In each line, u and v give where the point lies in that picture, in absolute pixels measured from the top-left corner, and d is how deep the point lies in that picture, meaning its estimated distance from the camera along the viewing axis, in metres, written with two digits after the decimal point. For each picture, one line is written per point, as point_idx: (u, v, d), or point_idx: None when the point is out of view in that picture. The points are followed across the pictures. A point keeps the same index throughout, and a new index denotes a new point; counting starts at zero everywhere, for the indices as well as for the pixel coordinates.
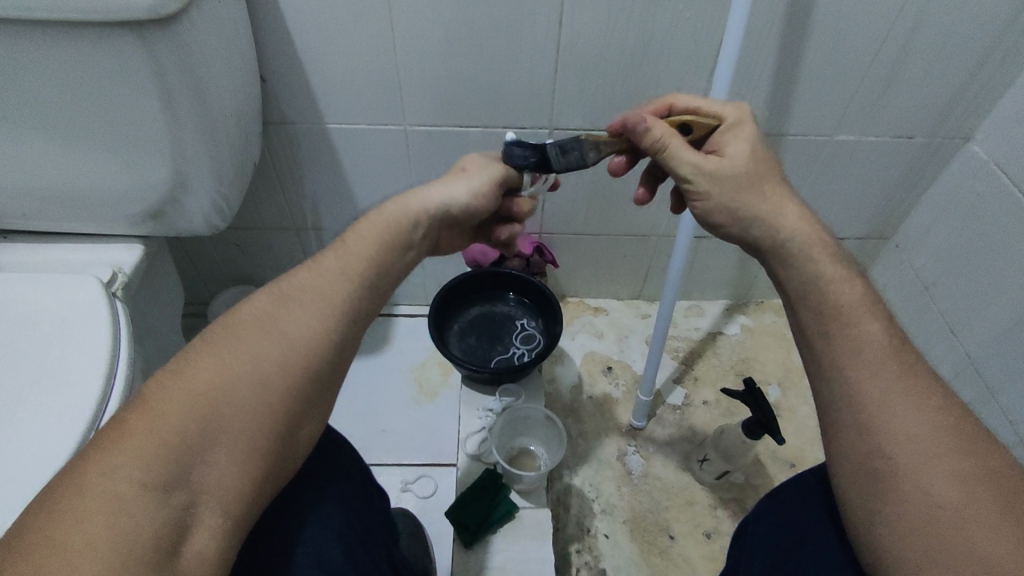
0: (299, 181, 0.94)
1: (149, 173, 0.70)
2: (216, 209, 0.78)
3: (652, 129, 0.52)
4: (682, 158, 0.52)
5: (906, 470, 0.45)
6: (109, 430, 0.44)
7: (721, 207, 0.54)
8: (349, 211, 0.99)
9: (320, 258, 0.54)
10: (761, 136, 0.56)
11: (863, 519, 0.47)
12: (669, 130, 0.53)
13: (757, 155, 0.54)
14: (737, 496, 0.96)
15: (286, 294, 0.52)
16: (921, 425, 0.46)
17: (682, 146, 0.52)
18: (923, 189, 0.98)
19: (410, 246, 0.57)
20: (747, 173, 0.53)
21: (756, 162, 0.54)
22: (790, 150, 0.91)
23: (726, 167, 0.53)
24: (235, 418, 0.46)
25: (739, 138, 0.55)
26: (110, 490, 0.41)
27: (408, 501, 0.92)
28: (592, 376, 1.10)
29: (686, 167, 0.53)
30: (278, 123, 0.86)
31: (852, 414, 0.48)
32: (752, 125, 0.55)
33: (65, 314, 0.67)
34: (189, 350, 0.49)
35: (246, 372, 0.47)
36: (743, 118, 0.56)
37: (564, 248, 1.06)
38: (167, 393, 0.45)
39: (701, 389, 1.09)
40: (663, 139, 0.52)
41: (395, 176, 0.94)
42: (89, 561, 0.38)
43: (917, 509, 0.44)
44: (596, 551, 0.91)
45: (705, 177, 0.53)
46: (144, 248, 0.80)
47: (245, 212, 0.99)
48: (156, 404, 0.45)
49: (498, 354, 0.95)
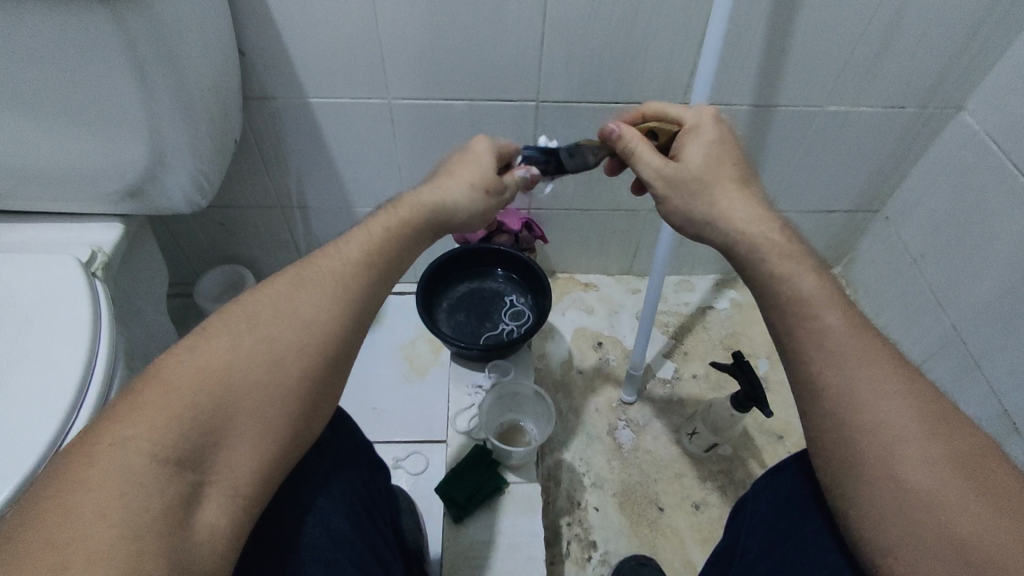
0: (284, 159, 0.92)
1: (128, 151, 0.68)
2: (196, 186, 0.77)
3: (622, 136, 0.58)
4: (647, 161, 0.57)
5: (877, 457, 0.46)
6: (120, 403, 0.43)
7: (676, 211, 0.57)
8: (333, 187, 0.98)
9: (344, 244, 0.53)
10: (721, 137, 0.56)
11: (852, 504, 0.47)
12: (637, 137, 0.58)
13: (714, 157, 0.55)
14: (724, 468, 0.98)
15: (307, 278, 0.51)
16: (895, 409, 0.46)
17: (649, 152, 0.57)
18: (913, 160, 0.98)
19: (413, 235, 0.56)
20: (698, 179, 0.55)
21: (710, 166, 0.55)
22: (778, 122, 0.90)
23: (684, 171, 0.55)
24: (248, 400, 0.45)
25: (696, 142, 0.56)
26: (121, 462, 0.40)
27: (400, 478, 0.93)
28: (582, 352, 1.10)
29: (649, 170, 0.56)
30: (260, 97, 0.84)
31: (829, 410, 0.48)
32: (711, 128, 0.56)
33: (42, 293, 0.66)
34: (207, 326, 0.48)
35: (261, 356, 0.47)
36: (703, 121, 0.57)
37: (552, 225, 1.06)
38: (184, 367, 0.45)
39: (691, 363, 1.10)
40: (631, 145, 0.57)
41: (380, 151, 0.92)
42: (99, 529, 0.37)
43: (890, 493, 0.45)
44: (586, 524, 0.92)
45: (663, 179, 0.56)
46: (125, 227, 0.78)
47: (228, 191, 0.97)
48: (175, 377, 0.44)
49: (488, 330, 0.94)
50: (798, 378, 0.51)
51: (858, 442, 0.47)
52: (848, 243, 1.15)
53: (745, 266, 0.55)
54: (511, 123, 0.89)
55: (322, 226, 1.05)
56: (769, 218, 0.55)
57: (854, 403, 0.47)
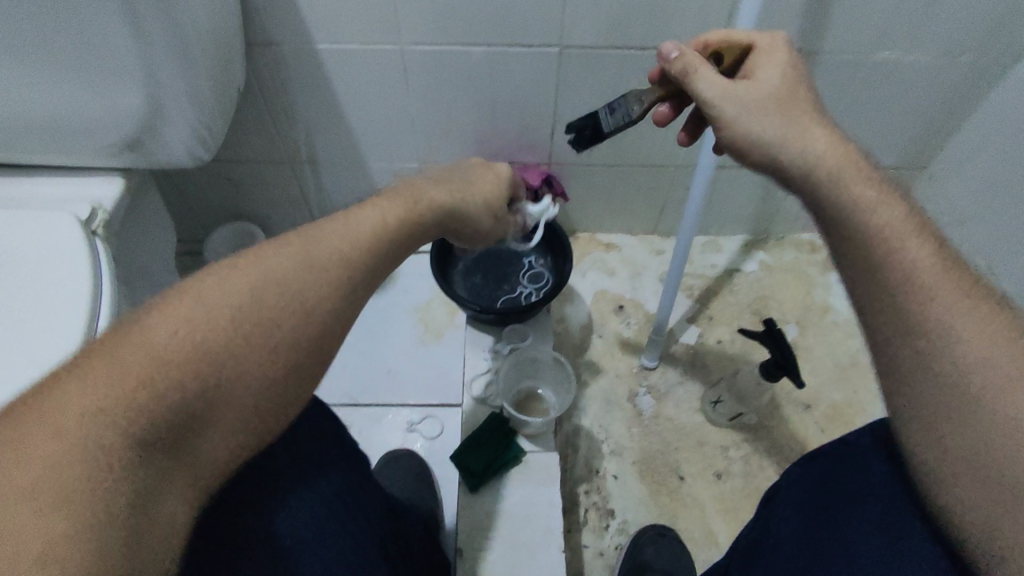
0: (291, 110, 0.87)
1: (122, 99, 0.64)
2: (198, 139, 0.72)
3: (682, 57, 0.51)
4: (710, 82, 0.50)
5: (982, 405, 0.42)
6: (91, 364, 0.38)
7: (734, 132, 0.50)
8: (344, 140, 0.93)
9: (359, 216, 0.48)
10: (795, 64, 0.52)
11: (934, 446, 0.43)
12: (699, 58, 0.51)
13: (789, 81, 0.51)
14: (749, 437, 0.95)
15: (316, 248, 0.45)
16: (1004, 351, 0.42)
17: (711, 74, 0.50)
18: (968, 112, 0.89)
19: (424, 226, 0.51)
20: (775, 96, 0.50)
21: (786, 88, 0.51)
22: (823, 71, 0.82)
23: (756, 90, 0.50)
24: (232, 383, 0.41)
25: (772, 63, 0.52)
26: (88, 441, 0.35)
27: (415, 442, 0.92)
28: (603, 315, 1.06)
29: (711, 91, 0.50)
30: (263, 43, 0.78)
31: (917, 362, 0.44)
32: (786, 53, 0.52)
33: (40, 251, 0.63)
34: (195, 282, 0.43)
35: (253, 334, 0.42)
36: (777, 45, 0.53)
37: (574, 181, 1.00)
38: (163, 329, 0.40)
39: (716, 328, 1.05)
40: (693, 66, 0.51)
41: (392, 101, 0.86)
42: (53, 519, 0.33)
43: (1003, 442, 0.41)
44: (604, 492, 0.90)
45: (732, 96, 0.50)
46: (125, 181, 0.74)
47: (234, 145, 0.93)
48: (154, 340, 0.39)
49: (505, 293, 0.90)
50: (876, 340, 0.47)
51: (945, 382, 0.43)
52: None
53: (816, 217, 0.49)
54: (531, 71, 0.83)
55: (333, 181, 1.00)
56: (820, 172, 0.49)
57: (953, 354, 0.43)
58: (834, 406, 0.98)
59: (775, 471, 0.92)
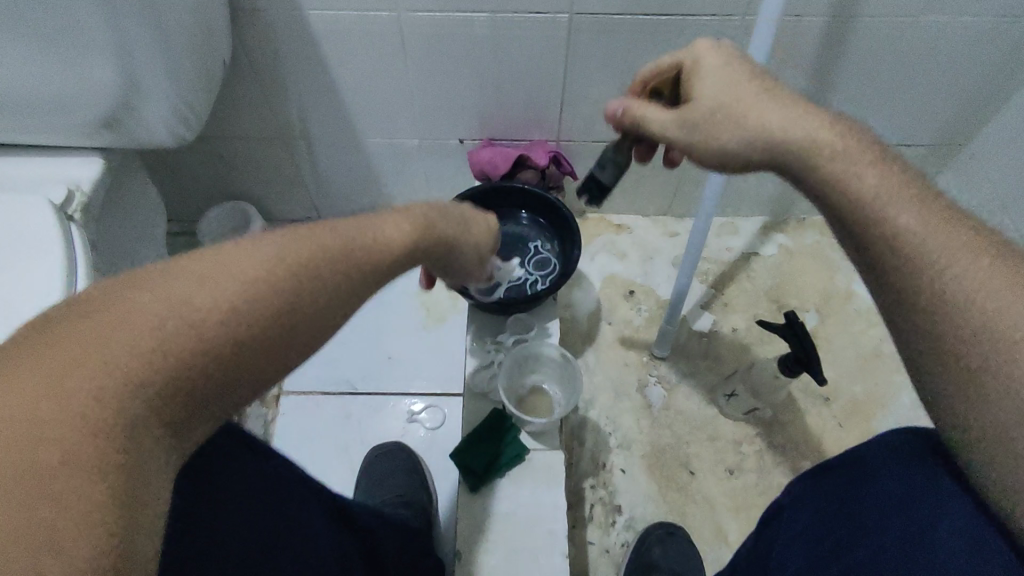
0: (283, 83, 0.82)
1: (94, 76, 0.58)
2: (179, 118, 0.67)
3: (625, 111, 0.51)
4: (659, 121, 0.50)
5: None
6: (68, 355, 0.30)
7: (709, 158, 0.48)
8: (339, 116, 0.87)
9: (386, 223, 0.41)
10: (727, 62, 0.48)
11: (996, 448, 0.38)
12: (640, 102, 0.51)
13: (730, 93, 0.47)
14: (763, 431, 0.91)
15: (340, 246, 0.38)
16: None
17: (655, 111, 0.50)
18: (1014, 82, 0.82)
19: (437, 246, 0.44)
20: (720, 118, 0.47)
21: (730, 100, 0.47)
22: (858, 36, 0.76)
23: (694, 110, 0.48)
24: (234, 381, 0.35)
25: (705, 78, 0.48)
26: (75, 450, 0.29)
27: (415, 433, 0.89)
28: (612, 301, 1.01)
29: (664, 128, 0.49)
30: (250, 11, 0.72)
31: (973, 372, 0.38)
32: (709, 58, 0.49)
33: (11, 239, 0.59)
34: (187, 256, 0.35)
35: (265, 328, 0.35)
36: (698, 55, 0.49)
37: (584, 159, 0.94)
38: (148, 307, 0.32)
39: (731, 316, 1.00)
40: (638, 113, 0.51)
41: (389, 73, 0.80)
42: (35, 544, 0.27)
43: None
44: (611, 487, 0.87)
45: (683, 133, 0.48)
46: (105, 162, 0.69)
47: (225, 120, 0.87)
48: (137, 321, 0.32)
49: (509, 281, 0.86)
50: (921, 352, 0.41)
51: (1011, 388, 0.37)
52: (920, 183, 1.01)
53: (840, 214, 0.44)
54: (539, 41, 0.76)
55: (330, 159, 0.95)
56: (865, 154, 0.43)
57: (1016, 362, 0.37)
58: (854, 399, 0.93)
59: (790, 466, 0.88)
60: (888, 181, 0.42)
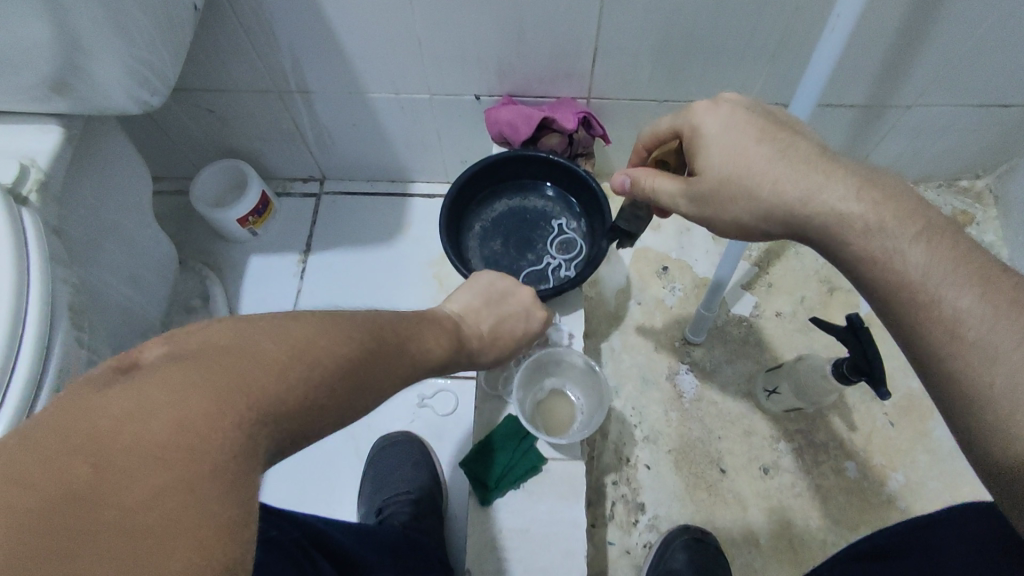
0: (270, 31, 0.70)
1: (25, 36, 0.48)
2: (136, 78, 0.58)
3: (634, 181, 0.50)
4: (667, 192, 0.49)
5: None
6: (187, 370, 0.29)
7: (726, 223, 0.47)
8: (338, 69, 0.76)
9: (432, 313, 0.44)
10: (729, 123, 0.45)
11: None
12: (645, 171, 0.50)
13: (738, 160, 0.44)
14: (804, 428, 0.83)
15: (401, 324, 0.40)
16: None
17: (665, 181, 0.49)
18: None
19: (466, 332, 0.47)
20: (728, 186, 0.45)
21: (737, 166, 0.44)
22: None
23: (701, 182, 0.46)
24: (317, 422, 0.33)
25: (709, 142, 0.46)
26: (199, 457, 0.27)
27: (425, 419, 0.83)
28: (643, 278, 0.91)
29: (674, 200, 0.48)
30: None
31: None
32: (711, 120, 0.46)
33: None
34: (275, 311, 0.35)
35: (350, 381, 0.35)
36: (694, 118, 0.47)
37: (619, 119, 0.82)
38: (253, 346, 0.31)
39: (775, 298, 0.90)
40: (647, 184, 0.50)
41: (393, 20, 0.68)
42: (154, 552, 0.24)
43: None
44: (635, 484, 0.81)
45: (689, 203, 0.48)
46: (65, 130, 0.60)
47: (209, 72, 0.77)
48: (236, 359, 0.30)
49: (529, 263, 0.77)
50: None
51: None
52: (1010, 150, 0.87)
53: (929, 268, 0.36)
54: None
55: (330, 115, 0.85)
56: (910, 226, 0.39)
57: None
58: (907, 395, 0.84)
59: (831, 468, 0.81)
60: (939, 259, 0.37)
